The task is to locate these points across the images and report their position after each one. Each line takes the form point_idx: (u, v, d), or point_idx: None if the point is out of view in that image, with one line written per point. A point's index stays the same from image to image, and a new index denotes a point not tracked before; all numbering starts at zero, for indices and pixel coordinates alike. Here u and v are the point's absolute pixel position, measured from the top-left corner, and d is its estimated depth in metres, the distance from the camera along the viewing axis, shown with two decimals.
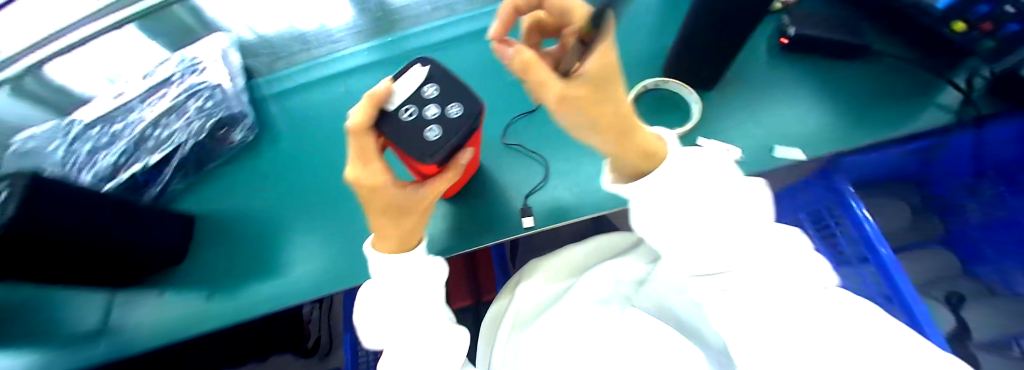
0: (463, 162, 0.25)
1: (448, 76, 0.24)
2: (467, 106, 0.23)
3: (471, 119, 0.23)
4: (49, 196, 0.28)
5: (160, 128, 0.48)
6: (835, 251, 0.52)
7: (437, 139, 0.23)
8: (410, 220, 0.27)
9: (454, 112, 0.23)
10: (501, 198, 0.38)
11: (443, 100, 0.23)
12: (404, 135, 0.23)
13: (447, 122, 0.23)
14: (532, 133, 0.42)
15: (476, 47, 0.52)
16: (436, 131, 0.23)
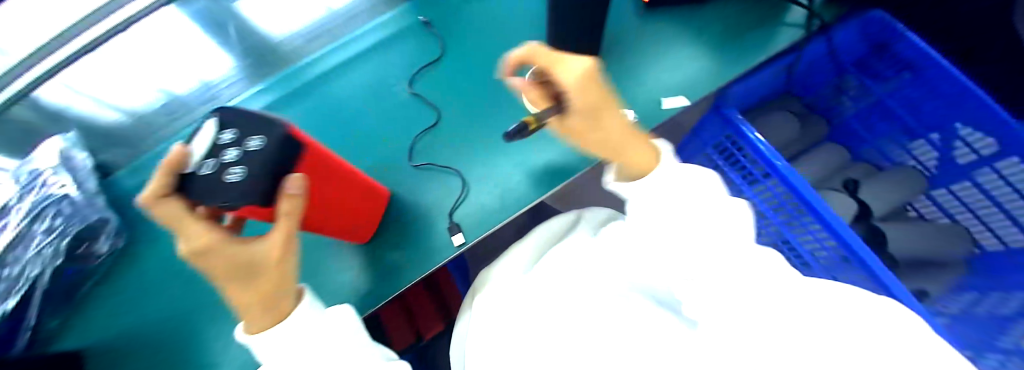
0: (294, 191, 0.22)
1: (249, 111, 0.21)
2: (267, 131, 0.20)
3: (270, 145, 0.20)
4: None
5: None
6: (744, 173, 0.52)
7: (238, 182, 0.19)
8: (264, 279, 0.24)
9: (254, 145, 0.20)
10: (423, 225, 0.39)
11: (240, 137, 0.20)
12: (204, 190, 0.20)
13: (244, 154, 0.19)
14: (441, 148, 0.43)
15: (363, 70, 0.50)
16: (237, 171, 0.19)
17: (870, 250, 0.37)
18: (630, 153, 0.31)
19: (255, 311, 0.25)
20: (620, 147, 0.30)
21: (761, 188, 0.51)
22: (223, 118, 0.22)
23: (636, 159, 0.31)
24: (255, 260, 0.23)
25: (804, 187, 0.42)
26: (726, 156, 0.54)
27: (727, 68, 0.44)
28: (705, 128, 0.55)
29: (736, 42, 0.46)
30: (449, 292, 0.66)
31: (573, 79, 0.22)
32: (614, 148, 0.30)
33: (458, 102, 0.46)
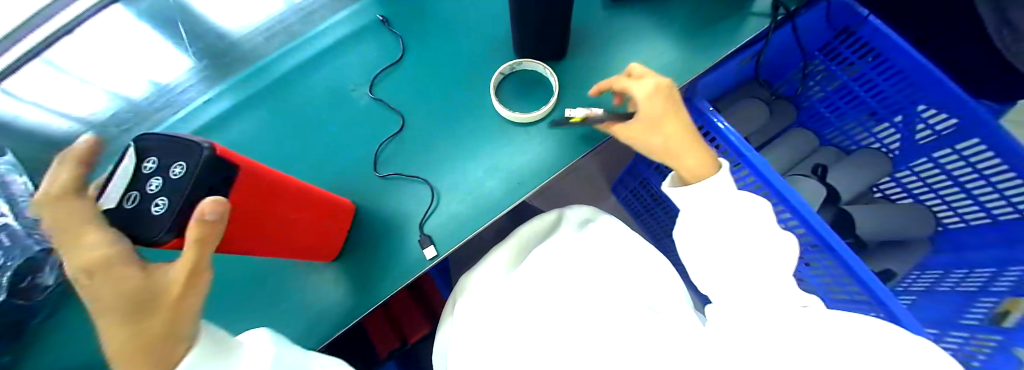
0: (207, 216, 0.19)
1: (168, 136, 0.20)
2: (189, 161, 0.19)
3: (193, 171, 0.19)
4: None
5: None
6: None
7: (164, 213, 0.19)
8: (155, 317, 0.19)
9: (177, 172, 0.19)
10: (398, 235, 0.39)
11: (162, 164, 0.20)
12: (126, 222, 0.19)
13: (169, 188, 0.19)
14: (409, 156, 0.42)
15: (325, 72, 0.47)
16: (163, 203, 0.19)
17: (839, 238, 0.37)
18: (690, 155, 0.35)
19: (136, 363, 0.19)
20: (675, 151, 0.35)
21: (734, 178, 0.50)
22: (146, 142, 0.21)
23: (688, 163, 0.36)
24: (155, 285, 0.19)
25: (775, 179, 0.41)
26: None
27: (693, 62, 0.44)
28: None
29: (705, 31, 0.45)
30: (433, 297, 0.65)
31: (637, 88, 0.33)
32: (674, 153, 0.35)
33: (428, 103, 0.44)
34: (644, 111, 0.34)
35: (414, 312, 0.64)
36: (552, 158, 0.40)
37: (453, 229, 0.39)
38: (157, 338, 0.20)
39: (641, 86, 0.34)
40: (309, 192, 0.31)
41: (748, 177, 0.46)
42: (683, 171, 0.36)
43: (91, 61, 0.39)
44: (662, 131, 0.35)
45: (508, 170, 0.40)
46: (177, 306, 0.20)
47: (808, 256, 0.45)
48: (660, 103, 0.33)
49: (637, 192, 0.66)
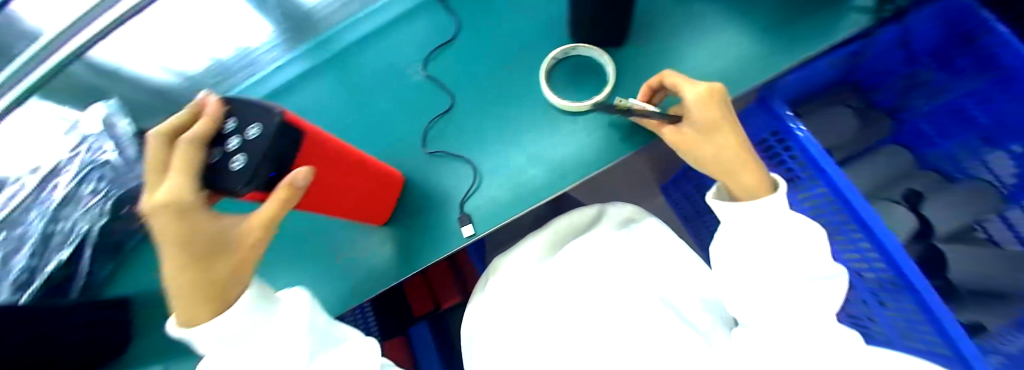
0: (293, 181, 0.22)
1: (254, 102, 0.22)
2: (265, 123, 0.21)
3: (267, 134, 0.20)
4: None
5: (60, 224, 0.42)
6: (788, 175, 0.47)
7: (240, 169, 0.20)
8: (227, 263, 0.24)
9: (253, 133, 0.21)
10: (438, 211, 0.40)
11: (242, 125, 0.21)
12: (210, 175, 0.21)
13: (247, 147, 0.21)
14: (451, 136, 0.42)
15: (386, 44, 0.49)
16: (240, 160, 0.21)
17: (923, 276, 0.32)
18: (747, 171, 0.31)
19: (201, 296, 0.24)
20: (730, 164, 0.31)
21: (806, 194, 0.46)
22: (230, 104, 0.23)
23: (749, 180, 0.32)
24: (229, 235, 0.24)
25: (857, 201, 0.36)
26: (770, 154, 0.48)
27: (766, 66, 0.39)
28: (750, 122, 0.50)
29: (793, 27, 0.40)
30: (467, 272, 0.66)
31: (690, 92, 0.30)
32: (730, 167, 0.31)
33: (477, 83, 0.44)
34: (697, 114, 0.30)
35: (449, 282, 0.66)
36: (599, 151, 0.39)
37: (489, 212, 0.39)
38: (228, 278, 0.25)
39: (694, 87, 0.30)
40: (365, 160, 0.33)
41: (824, 194, 0.42)
42: (735, 187, 0.33)
43: (179, 31, 0.44)
44: (716, 139, 0.31)
45: (550, 160, 0.39)
46: (247, 255, 0.25)
47: (883, 293, 0.40)
48: (715, 107, 0.30)
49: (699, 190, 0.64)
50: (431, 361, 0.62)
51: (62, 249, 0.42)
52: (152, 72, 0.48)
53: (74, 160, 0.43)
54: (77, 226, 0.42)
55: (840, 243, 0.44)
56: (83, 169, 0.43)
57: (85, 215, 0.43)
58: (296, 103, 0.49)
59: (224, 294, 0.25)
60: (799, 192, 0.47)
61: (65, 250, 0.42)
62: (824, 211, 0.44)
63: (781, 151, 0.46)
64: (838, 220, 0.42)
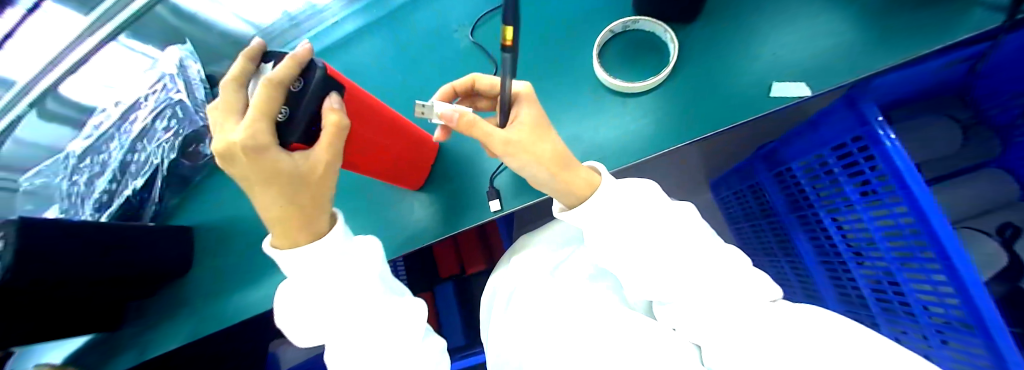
0: (334, 105, 0.22)
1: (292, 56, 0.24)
2: (307, 79, 0.23)
3: (309, 86, 0.22)
4: (45, 232, 0.34)
5: (139, 154, 0.48)
6: (862, 188, 0.41)
7: (289, 119, 0.23)
8: (303, 193, 0.25)
9: (296, 86, 0.23)
10: (472, 181, 0.42)
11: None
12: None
13: (290, 101, 0.23)
14: None
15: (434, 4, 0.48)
16: (286, 111, 0.23)
17: (1003, 320, 0.28)
18: (580, 170, 0.31)
19: (293, 222, 0.26)
20: (571, 161, 0.30)
21: (881, 212, 0.40)
22: (276, 58, 0.25)
23: (586, 176, 0.31)
24: (298, 171, 0.24)
25: (940, 224, 0.31)
26: (846, 162, 0.43)
27: (831, 74, 0.37)
28: (828, 121, 0.44)
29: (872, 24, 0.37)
30: (494, 244, 0.65)
31: (521, 88, 0.30)
32: (568, 163, 0.30)
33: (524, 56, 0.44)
34: (530, 112, 0.29)
35: (476, 250, 0.66)
36: (640, 139, 0.40)
37: (521, 186, 0.40)
38: (312, 206, 0.26)
39: (518, 85, 0.30)
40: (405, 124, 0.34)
41: (903, 215, 0.37)
42: (570, 190, 0.31)
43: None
44: (546, 141, 0.29)
45: (589, 142, 0.41)
46: (319, 187, 0.26)
47: (949, 333, 0.35)
48: (537, 108, 0.30)
49: (759, 188, 0.61)
50: (452, 318, 0.67)
51: (136, 177, 0.48)
52: (228, 20, 0.54)
53: (149, 98, 0.48)
54: (150, 157, 0.47)
55: (909, 271, 0.39)
56: (158, 105, 0.48)
57: (156, 148, 0.47)
58: (347, 58, 0.50)
59: (308, 224, 0.27)
60: (871, 209, 0.41)
61: (139, 177, 0.47)
62: (899, 233, 0.38)
63: (860, 159, 0.40)
64: (914, 246, 0.37)
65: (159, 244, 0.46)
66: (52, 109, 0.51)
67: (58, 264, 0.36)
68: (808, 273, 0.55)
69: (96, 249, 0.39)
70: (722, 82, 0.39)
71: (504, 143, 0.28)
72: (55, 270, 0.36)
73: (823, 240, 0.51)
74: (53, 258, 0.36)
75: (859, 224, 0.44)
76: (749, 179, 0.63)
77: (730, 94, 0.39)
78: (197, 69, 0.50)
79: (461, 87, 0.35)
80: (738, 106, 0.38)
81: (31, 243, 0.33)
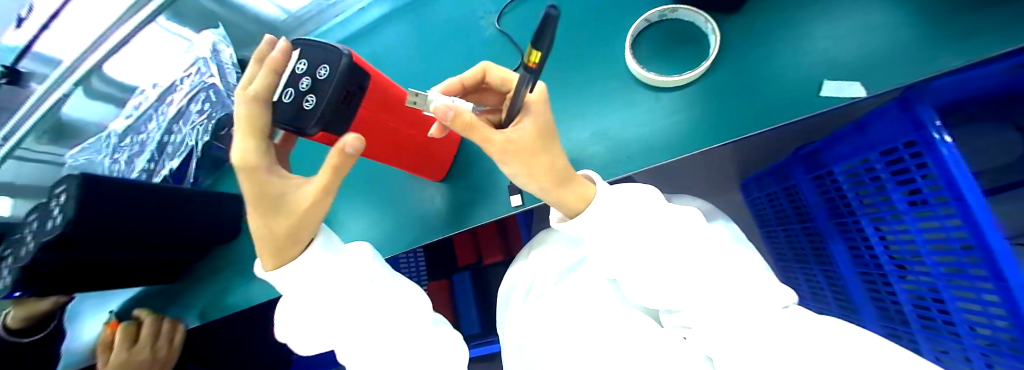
0: (346, 149, 0.23)
1: (318, 43, 0.23)
2: (332, 66, 0.22)
3: (336, 74, 0.22)
4: (106, 189, 0.35)
5: (175, 135, 0.50)
6: (911, 196, 0.39)
7: (312, 108, 0.22)
8: (278, 222, 0.26)
9: (322, 74, 0.22)
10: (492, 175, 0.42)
11: (311, 66, 0.23)
12: (285, 113, 0.23)
13: (314, 89, 0.22)
14: None
15: None
16: (310, 99, 0.22)
17: None
18: (575, 183, 0.31)
19: (268, 248, 0.27)
20: (570, 172, 0.31)
21: (930, 224, 0.37)
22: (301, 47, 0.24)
23: (579, 191, 0.31)
24: (286, 196, 0.27)
25: (997, 241, 0.29)
26: (896, 169, 0.40)
27: (878, 74, 0.35)
28: (877, 125, 0.42)
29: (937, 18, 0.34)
30: (512, 236, 0.65)
31: (535, 96, 0.28)
32: (565, 177, 0.30)
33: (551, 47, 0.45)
34: (540, 119, 0.28)
35: (493, 241, 0.67)
36: (667, 138, 0.39)
37: None
38: (285, 237, 0.27)
39: (535, 89, 0.29)
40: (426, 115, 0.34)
41: (956, 229, 0.34)
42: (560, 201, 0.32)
43: None
44: (545, 153, 0.29)
45: (616, 138, 0.41)
46: (296, 222, 0.26)
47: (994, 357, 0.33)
48: (547, 118, 0.29)
49: (796, 191, 0.58)
50: (467, 305, 0.69)
51: (171, 159, 0.50)
52: (262, 6, 0.55)
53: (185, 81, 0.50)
54: (185, 139, 0.49)
55: (955, 288, 0.36)
56: (193, 88, 0.49)
57: (190, 131, 0.49)
58: (374, 44, 0.50)
59: (276, 254, 0.28)
60: (920, 219, 0.38)
61: (174, 158, 0.49)
62: (949, 248, 0.36)
63: (911, 166, 0.37)
64: (963, 262, 0.34)
65: (206, 206, 0.48)
66: (97, 87, 0.54)
67: (111, 219, 0.37)
68: (845, 284, 0.52)
69: (142, 208, 0.40)
70: (758, 81, 0.38)
71: (501, 149, 0.27)
72: (108, 224, 0.37)
73: (864, 251, 0.48)
74: (108, 213, 0.36)
75: (905, 235, 0.41)
76: (785, 181, 0.61)
77: (766, 93, 0.37)
78: (229, 53, 0.51)
79: (467, 82, 0.34)
80: (773, 107, 0.37)
81: (98, 197, 0.35)
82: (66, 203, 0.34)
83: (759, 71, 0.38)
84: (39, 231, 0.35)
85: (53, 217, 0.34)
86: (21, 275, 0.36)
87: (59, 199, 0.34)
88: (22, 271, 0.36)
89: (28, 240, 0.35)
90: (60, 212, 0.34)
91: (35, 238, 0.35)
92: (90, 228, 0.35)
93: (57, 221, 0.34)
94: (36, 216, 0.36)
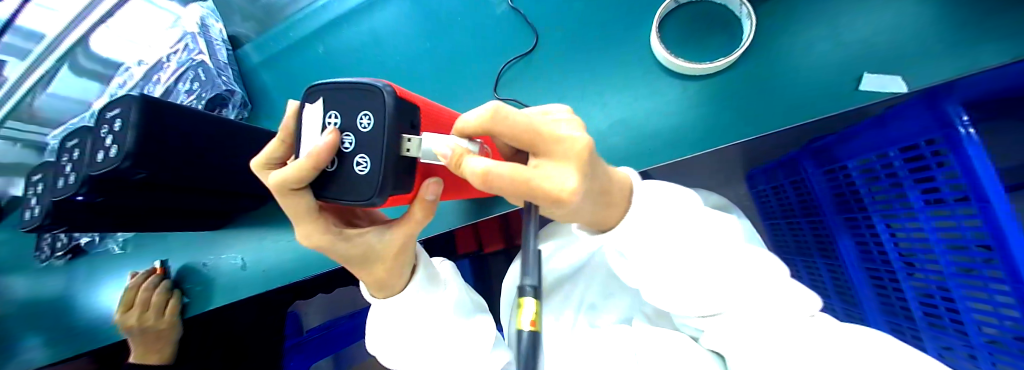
0: (427, 198, 0.20)
1: (340, 83, 0.15)
2: (377, 119, 0.14)
3: (383, 119, 0.13)
4: (166, 121, 0.28)
5: None
6: (928, 195, 0.37)
7: (370, 177, 0.14)
8: (378, 266, 0.25)
9: (366, 124, 0.14)
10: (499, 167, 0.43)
11: (344, 116, 0.15)
12: (339, 191, 0.16)
13: (369, 151, 0.14)
14: (528, 86, 0.44)
15: None
16: (365, 165, 0.14)
17: None
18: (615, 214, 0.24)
19: (372, 284, 0.27)
20: (612, 194, 0.22)
21: (946, 223, 0.36)
22: (320, 96, 0.16)
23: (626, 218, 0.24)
24: (373, 249, 0.24)
25: None
26: (914, 167, 0.38)
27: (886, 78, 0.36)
28: (903, 122, 0.40)
29: None
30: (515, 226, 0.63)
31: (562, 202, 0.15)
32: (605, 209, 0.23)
33: (562, 29, 0.44)
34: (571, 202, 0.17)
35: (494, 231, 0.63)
36: (679, 131, 0.40)
37: None
38: (386, 277, 0.26)
39: (561, 178, 0.15)
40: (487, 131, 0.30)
41: (973, 229, 0.33)
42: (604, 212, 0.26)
43: None
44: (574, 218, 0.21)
45: (628, 130, 0.41)
46: (393, 263, 0.25)
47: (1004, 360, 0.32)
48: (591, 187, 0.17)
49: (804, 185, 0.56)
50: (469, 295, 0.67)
51: None
52: None
53: (171, 59, 0.47)
54: None
55: (967, 288, 0.35)
56: (180, 65, 0.46)
57: None
58: (375, 26, 0.50)
59: (384, 287, 0.28)
60: (935, 218, 0.37)
61: None
62: (965, 249, 0.35)
63: (933, 164, 0.36)
64: (977, 263, 0.33)
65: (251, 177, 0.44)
66: (79, 64, 0.50)
67: (177, 158, 0.30)
68: (846, 279, 0.49)
69: (203, 155, 0.34)
70: (767, 80, 0.39)
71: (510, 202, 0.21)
72: (175, 160, 0.30)
73: (872, 245, 0.45)
74: (171, 152, 0.29)
75: (917, 233, 0.39)
76: (794, 175, 0.58)
77: (774, 93, 0.38)
78: (217, 28, 0.51)
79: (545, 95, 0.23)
80: (780, 104, 0.38)
81: (152, 135, 0.27)
82: (120, 132, 0.26)
83: (777, 70, 0.39)
84: (80, 161, 0.29)
85: (102, 150, 0.27)
86: (53, 207, 0.31)
87: (112, 125, 0.27)
88: (56, 204, 0.31)
89: (67, 171, 0.30)
90: (114, 143, 0.26)
91: (75, 171, 0.30)
92: (150, 167, 0.28)
93: (106, 155, 0.27)
94: (77, 142, 0.31)
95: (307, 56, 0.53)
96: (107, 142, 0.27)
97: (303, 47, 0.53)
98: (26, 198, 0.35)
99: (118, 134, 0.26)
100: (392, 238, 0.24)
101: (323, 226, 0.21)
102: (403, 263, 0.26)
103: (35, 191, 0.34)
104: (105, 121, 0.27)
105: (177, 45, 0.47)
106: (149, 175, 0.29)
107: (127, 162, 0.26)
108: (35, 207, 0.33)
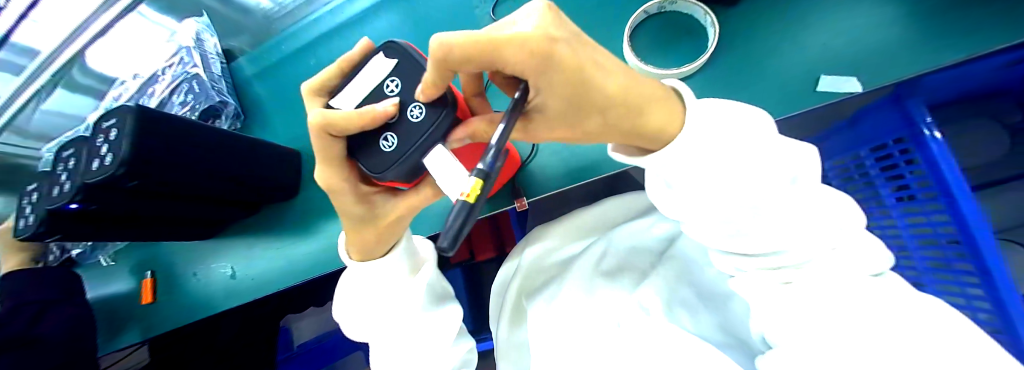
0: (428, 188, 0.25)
1: (419, 69, 0.21)
2: (430, 114, 0.19)
3: (433, 117, 0.19)
4: (160, 129, 0.29)
5: None
6: (899, 192, 0.40)
7: (394, 150, 0.20)
8: (368, 230, 0.29)
9: (416, 114, 0.20)
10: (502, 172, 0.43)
11: (405, 96, 0.20)
12: (365, 147, 0.22)
13: (405, 129, 0.20)
14: None
15: None
16: (392, 140, 0.20)
17: None
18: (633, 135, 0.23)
19: (356, 241, 0.30)
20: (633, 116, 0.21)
21: (919, 219, 0.38)
22: (396, 56, 0.21)
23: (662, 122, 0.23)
24: (372, 215, 0.27)
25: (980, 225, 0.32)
26: (884, 165, 0.41)
27: None
28: (872, 120, 0.40)
29: None
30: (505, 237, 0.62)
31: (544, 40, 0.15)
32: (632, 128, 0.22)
33: None
34: (537, 80, 0.17)
35: None
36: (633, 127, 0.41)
37: None
38: (369, 239, 0.30)
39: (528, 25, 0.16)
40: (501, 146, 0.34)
41: (945, 226, 0.36)
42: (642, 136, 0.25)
43: None
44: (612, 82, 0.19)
45: None
46: (383, 231, 0.29)
47: None
48: (565, 60, 0.16)
49: None
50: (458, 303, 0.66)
51: None
52: None
53: (165, 72, 0.48)
54: None
55: (941, 283, 0.37)
56: (175, 78, 0.47)
57: None
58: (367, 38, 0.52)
59: (366, 251, 0.31)
60: (906, 215, 0.39)
61: None
62: (936, 244, 0.37)
63: (900, 162, 0.40)
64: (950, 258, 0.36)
65: (248, 188, 0.44)
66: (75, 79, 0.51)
67: (168, 166, 0.31)
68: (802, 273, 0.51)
69: (199, 164, 0.35)
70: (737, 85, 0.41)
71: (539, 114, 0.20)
72: (168, 168, 0.31)
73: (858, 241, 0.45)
74: (163, 161, 0.30)
75: (891, 230, 0.42)
76: None
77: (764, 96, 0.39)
78: (213, 43, 0.53)
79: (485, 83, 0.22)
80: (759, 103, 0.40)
81: (149, 142, 0.28)
82: (115, 141, 0.27)
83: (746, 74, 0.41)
84: (76, 170, 0.30)
85: (96, 158, 0.28)
86: (48, 216, 0.32)
87: (107, 134, 0.28)
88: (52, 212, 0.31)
89: (63, 180, 0.31)
90: (109, 151, 0.27)
91: (71, 179, 0.30)
92: (141, 174, 0.29)
93: (100, 164, 0.28)
94: (73, 152, 0.31)
95: (300, 68, 0.54)
96: (102, 150, 0.28)
97: (295, 60, 0.55)
98: (20, 207, 0.35)
99: (113, 142, 0.27)
100: (398, 204, 0.27)
101: (343, 179, 0.25)
102: (389, 234, 0.30)
103: (29, 201, 0.34)
104: (102, 130, 0.28)
105: (173, 59, 0.49)
106: (139, 182, 0.30)
107: (122, 169, 0.27)
108: (29, 216, 0.33)
